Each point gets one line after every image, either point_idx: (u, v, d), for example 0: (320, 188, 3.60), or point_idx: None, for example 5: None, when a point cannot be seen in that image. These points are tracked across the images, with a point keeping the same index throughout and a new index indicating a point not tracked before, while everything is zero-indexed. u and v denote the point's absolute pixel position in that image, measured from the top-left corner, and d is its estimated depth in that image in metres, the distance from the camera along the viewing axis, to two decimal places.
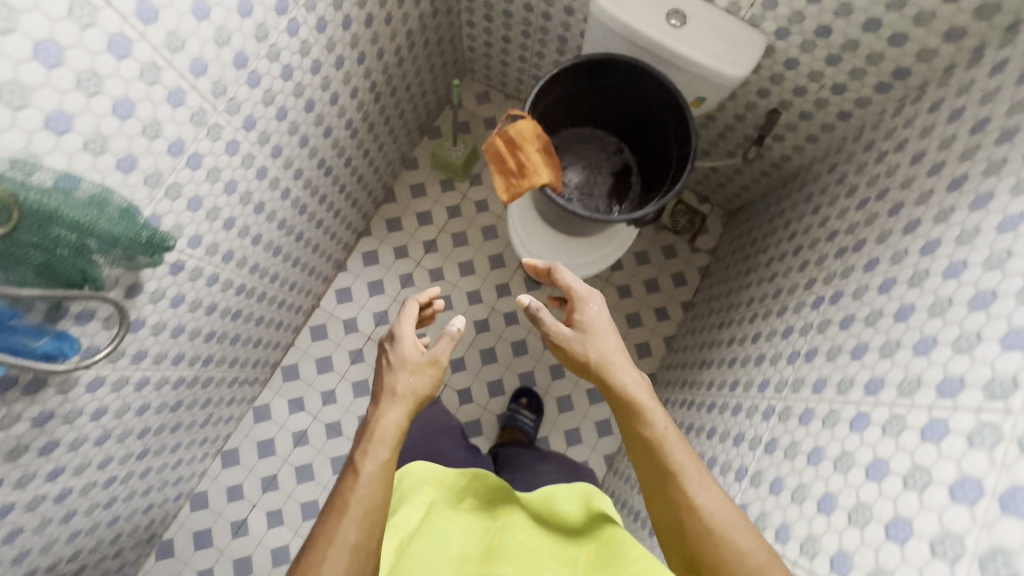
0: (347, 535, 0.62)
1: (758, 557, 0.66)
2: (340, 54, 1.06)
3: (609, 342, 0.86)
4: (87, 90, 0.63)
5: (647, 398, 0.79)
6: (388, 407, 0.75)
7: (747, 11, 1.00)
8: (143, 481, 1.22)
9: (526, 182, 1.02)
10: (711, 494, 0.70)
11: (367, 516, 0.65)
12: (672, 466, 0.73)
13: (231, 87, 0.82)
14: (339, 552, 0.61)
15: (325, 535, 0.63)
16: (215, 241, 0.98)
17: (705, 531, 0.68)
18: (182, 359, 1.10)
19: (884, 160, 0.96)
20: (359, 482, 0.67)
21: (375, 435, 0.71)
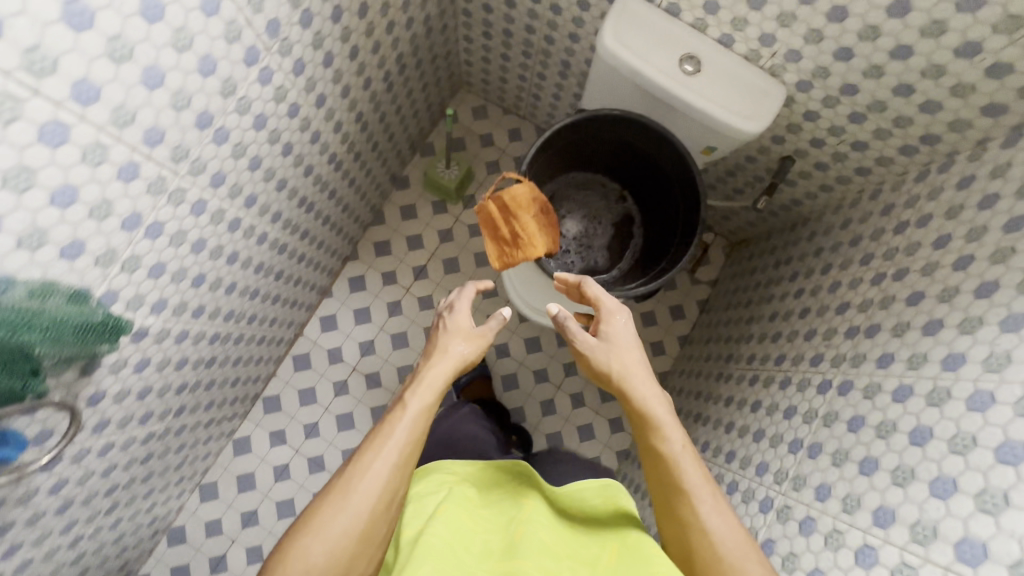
0: (387, 457, 0.68)
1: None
2: (321, 92, 0.96)
3: (634, 355, 0.80)
4: (18, 186, 0.54)
5: (667, 413, 0.75)
6: (440, 360, 0.80)
7: (768, 61, 0.95)
8: (114, 531, 1.13)
9: (520, 254, 0.88)
10: (724, 520, 0.67)
11: (404, 449, 0.69)
12: (685, 485, 0.70)
13: (194, 148, 0.74)
14: (374, 470, 0.66)
15: (366, 453, 0.68)
16: (182, 300, 0.90)
17: (713, 556, 0.66)
18: (152, 415, 1.01)
19: (902, 234, 0.93)
20: (404, 417, 0.72)
21: (424, 381, 0.76)
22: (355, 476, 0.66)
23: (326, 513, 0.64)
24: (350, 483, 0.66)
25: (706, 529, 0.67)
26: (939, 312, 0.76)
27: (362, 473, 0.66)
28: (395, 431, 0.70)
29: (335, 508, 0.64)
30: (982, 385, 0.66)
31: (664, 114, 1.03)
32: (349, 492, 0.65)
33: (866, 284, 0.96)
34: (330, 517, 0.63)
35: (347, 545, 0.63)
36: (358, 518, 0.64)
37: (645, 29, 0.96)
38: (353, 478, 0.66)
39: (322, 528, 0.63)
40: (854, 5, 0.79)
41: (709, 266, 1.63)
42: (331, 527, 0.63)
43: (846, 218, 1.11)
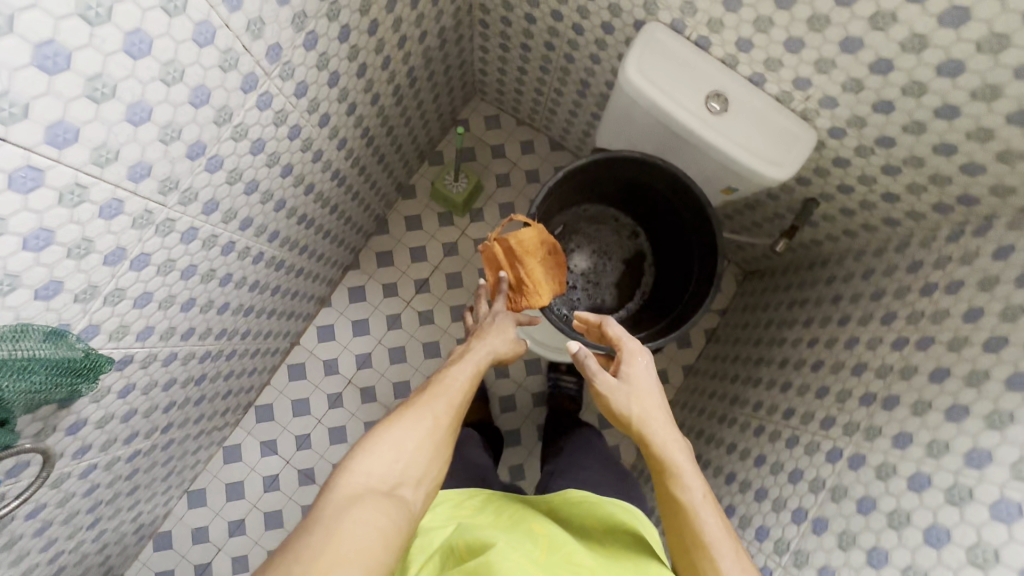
0: (459, 388, 0.75)
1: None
2: (325, 111, 0.91)
3: (652, 402, 0.76)
4: None
5: (690, 463, 0.70)
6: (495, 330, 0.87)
7: (800, 104, 0.89)
8: (98, 543, 1.11)
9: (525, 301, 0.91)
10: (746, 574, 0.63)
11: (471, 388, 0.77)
12: (705, 538, 0.64)
13: (184, 179, 0.69)
14: (450, 394, 0.74)
15: (442, 384, 0.75)
16: (171, 325, 0.86)
17: None
18: (138, 435, 0.98)
19: (929, 298, 0.88)
20: (469, 363, 0.79)
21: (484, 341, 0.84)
22: (433, 395, 0.73)
23: (408, 419, 0.69)
24: (430, 400, 0.72)
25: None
26: (964, 398, 0.72)
27: (441, 393, 0.73)
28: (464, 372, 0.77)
29: (416, 416, 0.70)
30: (1009, 492, 0.64)
31: (684, 151, 0.97)
32: (428, 404, 0.71)
33: (885, 347, 0.91)
34: (413, 423, 0.69)
35: (427, 447, 0.68)
36: (436, 426, 0.70)
37: (671, 62, 0.91)
38: (432, 396, 0.73)
39: (406, 429, 0.68)
40: (900, 60, 0.73)
41: (720, 294, 1.57)
42: (415, 430, 0.68)
43: (869, 268, 1.06)
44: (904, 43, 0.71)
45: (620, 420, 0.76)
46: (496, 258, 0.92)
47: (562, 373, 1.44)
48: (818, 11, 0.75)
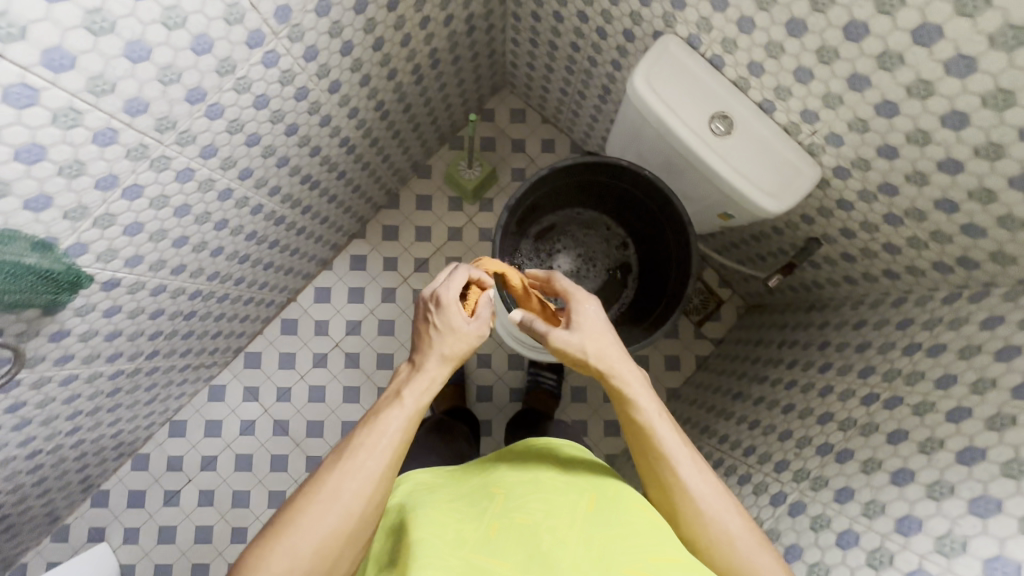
0: (378, 459, 0.60)
1: (747, 542, 0.61)
2: (335, 78, 0.95)
3: (604, 339, 0.70)
4: None
5: (640, 384, 0.68)
6: (438, 349, 0.68)
7: (807, 137, 0.86)
8: (76, 450, 1.18)
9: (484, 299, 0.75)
10: (707, 480, 0.63)
11: (398, 452, 0.62)
12: (664, 452, 0.64)
13: (182, 121, 0.74)
14: (365, 471, 0.60)
15: (360, 451, 0.60)
16: (162, 258, 0.92)
17: (698, 518, 0.62)
18: (121, 355, 1.04)
19: (909, 357, 0.84)
20: (399, 413, 0.63)
21: (420, 375, 0.66)
22: (340, 478, 0.59)
23: (307, 518, 0.57)
24: (337, 485, 0.59)
25: (689, 488, 0.63)
26: (913, 463, 0.72)
27: (354, 475, 0.59)
28: (388, 434, 0.62)
29: (318, 511, 0.57)
30: (926, 564, 0.66)
31: (686, 171, 0.95)
32: (333, 494, 0.58)
33: (855, 401, 0.87)
34: (314, 524, 0.57)
35: (337, 542, 0.58)
36: (346, 520, 0.58)
37: (680, 77, 0.89)
38: (341, 482, 0.59)
39: (311, 525, 0.57)
40: (906, 105, 0.72)
41: (718, 322, 1.51)
42: (316, 532, 0.57)
43: (862, 318, 1.01)
44: (910, 88, 0.70)
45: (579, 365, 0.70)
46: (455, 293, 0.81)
47: (541, 369, 1.43)
48: (827, 43, 0.73)
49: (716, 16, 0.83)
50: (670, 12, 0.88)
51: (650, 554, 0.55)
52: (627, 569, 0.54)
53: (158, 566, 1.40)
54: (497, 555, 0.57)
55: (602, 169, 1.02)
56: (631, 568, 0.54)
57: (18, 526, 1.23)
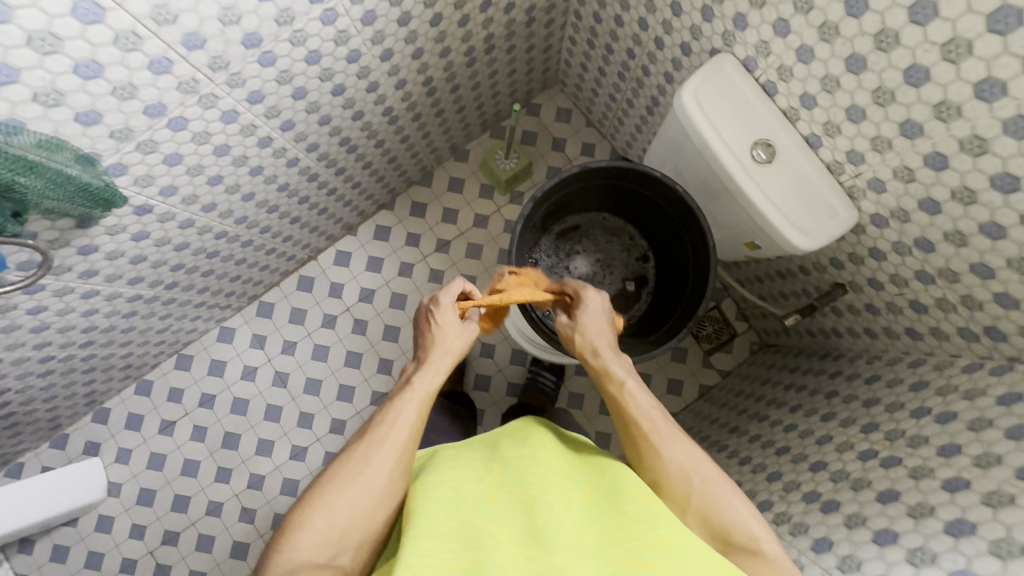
0: (403, 433, 0.65)
1: (705, 481, 0.63)
2: (389, 47, 0.96)
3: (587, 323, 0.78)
4: (41, 48, 0.60)
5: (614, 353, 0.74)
6: (449, 342, 0.75)
7: (849, 179, 0.85)
8: (85, 363, 1.22)
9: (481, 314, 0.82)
10: (666, 428, 0.66)
11: (420, 427, 0.67)
12: (625, 405, 0.69)
13: (235, 63, 0.76)
14: (391, 440, 0.64)
15: (383, 424, 0.65)
16: (195, 194, 0.94)
17: (657, 462, 0.64)
18: (142, 281, 1.08)
19: (915, 420, 0.81)
20: (415, 393, 0.69)
21: (435, 362, 0.73)
22: (368, 451, 0.63)
23: (339, 488, 0.60)
24: (365, 458, 0.62)
25: (649, 435, 0.66)
26: (898, 525, 0.70)
27: (380, 443, 0.63)
28: (411, 409, 0.67)
29: (348, 482, 0.61)
30: None
31: (720, 194, 0.94)
32: (363, 466, 0.62)
33: (852, 455, 0.85)
34: (346, 495, 0.60)
35: (367, 509, 0.60)
36: (376, 487, 0.61)
37: (731, 99, 0.87)
38: (368, 452, 0.63)
39: (344, 496, 0.60)
40: (956, 159, 0.70)
41: (728, 355, 1.48)
42: (350, 503, 0.60)
43: (876, 373, 0.98)
44: (964, 142, 0.68)
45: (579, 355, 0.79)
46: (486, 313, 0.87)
47: (543, 369, 1.42)
48: (885, 84, 0.72)
49: (776, 41, 0.81)
50: (730, 31, 0.87)
51: (643, 540, 0.54)
52: (619, 557, 0.53)
53: (143, 490, 1.45)
54: (493, 520, 0.58)
55: (635, 179, 1.03)
56: (624, 556, 0.53)
57: (21, 426, 1.29)
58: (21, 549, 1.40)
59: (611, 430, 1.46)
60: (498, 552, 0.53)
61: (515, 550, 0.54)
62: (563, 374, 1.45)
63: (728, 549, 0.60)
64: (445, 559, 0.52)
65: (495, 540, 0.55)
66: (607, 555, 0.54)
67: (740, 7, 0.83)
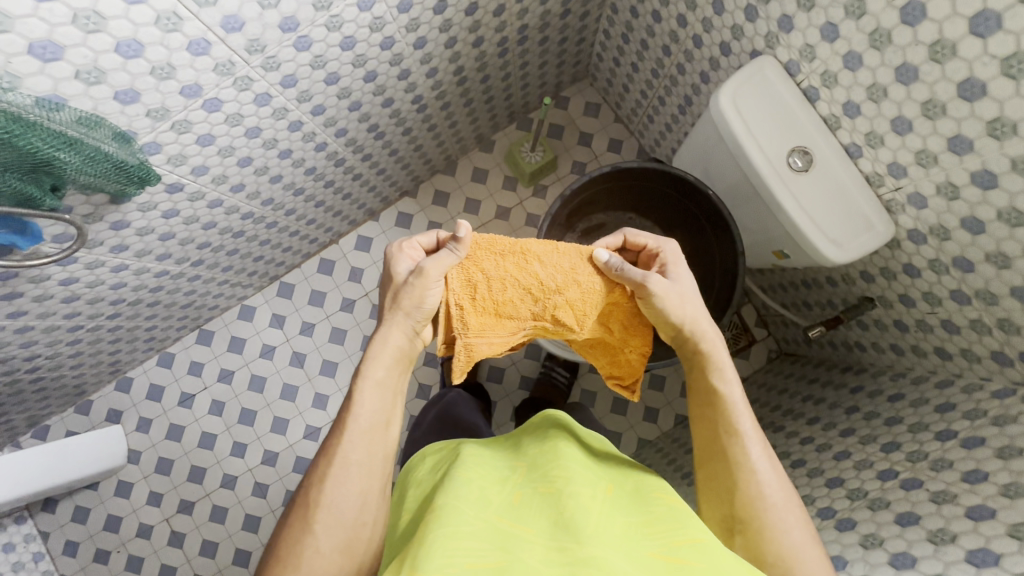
0: (352, 449, 0.67)
1: (798, 538, 0.65)
2: (423, 35, 0.96)
3: (698, 305, 0.75)
4: (85, 27, 0.61)
5: (728, 361, 0.75)
6: (396, 323, 0.74)
7: (888, 192, 0.82)
8: (112, 333, 1.25)
9: (465, 256, 0.75)
10: (770, 467, 0.69)
11: (372, 429, 0.69)
12: (738, 426, 0.70)
13: (271, 46, 0.76)
14: (336, 473, 0.66)
15: (329, 456, 0.67)
16: (225, 174, 0.95)
17: (756, 495, 0.67)
18: (169, 257, 1.10)
19: (940, 443, 0.79)
20: (356, 409, 0.69)
21: (378, 353, 0.73)
22: (318, 486, 0.65)
23: (298, 536, 0.63)
24: (316, 496, 0.65)
25: (755, 466, 0.68)
26: (917, 549, 0.69)
27: (326, 479, 0.66)
28: (357, 419, 0.69)
29: (305, 527, 0.64)
30: None
31: (753, 200, 0.92)
32: (319, 498, 0.65)
33: (871, 473, 0.83)
34: (307, 540, 0.63)
35: (331, 543, 0.63)
36: (336, 520, 0.64)
37: (770, 104, 0.85)
38: (318, 491, 0.65)
39: (305, 542, 0.63)
40: (1007, 179, 0.67)
41: (745, 361, 1.46)
42: (313, 544, 0.63)
43: (900, 392, 0.96)
44: (1016, 161, 0.65)
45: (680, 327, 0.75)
46: (506, 271, 0.76)
47: (557, 365, 1.42)
48: (936, 96, 0.69)
49: (823, 46, 0.79)
50: (774, 33, 0.84)
51: (670, 536, 0.55)
52: (650, 551, 0.53)
53: (161, 459, 1.49)
54: (521, 518, 0.58)
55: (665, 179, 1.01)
56: (655, 550, 0.53)
57: (49, 390, 1.33)
58: (45, 508, 1.45)
59: (621, 430, 1.46)
60: (529, 548, 0.53)
61: (544, 541, 0.54)
62: (577, 371, 1.45)
63: None
64: (477, 555, 0.51)
65: (525, 537, 0.55)
66: (638, 548, 0.54)
67: (787, 9, 0.80)
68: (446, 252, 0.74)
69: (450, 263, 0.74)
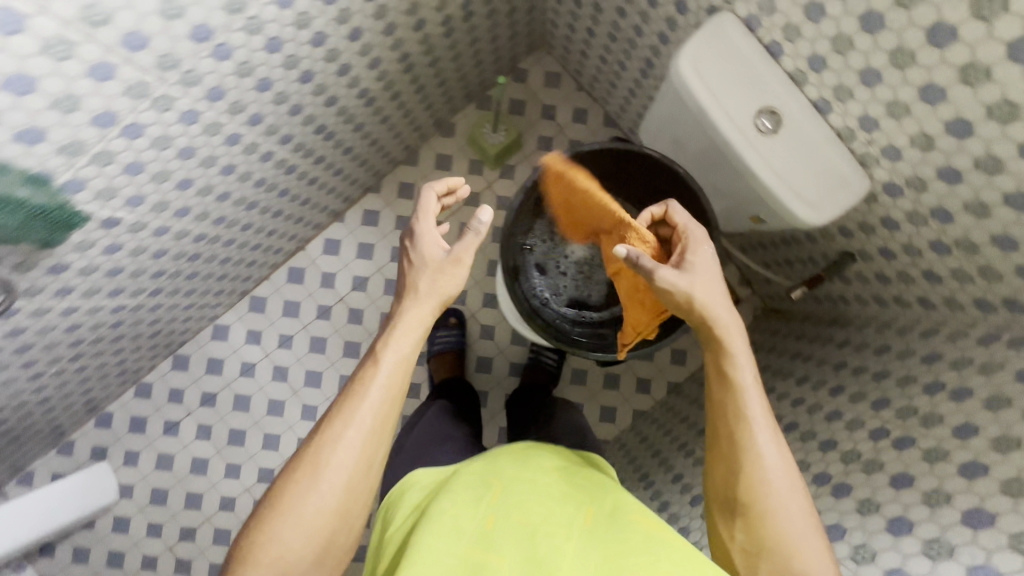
0: (367, 416, 0.67)
1: (799, 523, 0.65)
2: (356, 26, 0.89)
3: (715, 287, 0.74)
4: None
5: (743, 345, 0.72)
6: (423, 295, 0.75)
7: (861, 146, 0.78)
8: (78, 374, 1.20)
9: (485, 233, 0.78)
10: (779, 453, 0.67)
11: (388, 405, 0.69)
12: (746, 411, 0.68)
13: (186, 61, 0.70)
14: (346, 442, 0.65)
15: (340, 420, 0.66)
16: (165, 200, 0.89)
17: (760, 479, 0.66)
18: (123, 291, 1.04)
19: (928, 397, 0.78)
20: (378, 373, 0.69)
21: (403, 325, 0.73)
22: (327, 450, 0.65)
23: (297, 494, 0.64)
24: (320, 458, 0.65)
25: (760, 452, 0.67)
26: (914, 514, 0.70)
27: (334, 446, 0.65)
28: (374, 391, 0.68)
29: (309, 484, 0.64)
30: None
31: (724, 166, 0.88)
32: (325, 463, 0.64)
33: (863, 433, 0.83)
34: (309, 496, 0.63)
35: (328, 511, 0.64)
36: (336, 489, 0.64)
37: (732, 63, 0.80)
38: (323, 455, 0.65)
39: (302, 503, 0.63)
40: (983, 126, 0.64)
41: None
42: (311, 509, 0.63)
43: (886, 344, 0.95)
44: (992, 108, 0.62)
45: (688, 311, 0.74)
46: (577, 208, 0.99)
47: (544, 349, 1.40)
48: (904, 44, 0.65)
49: None
50: None
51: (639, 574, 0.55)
52: None
53: (155, 490, 1.46)
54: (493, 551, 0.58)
55: (628, 159, 0.98)
56: None
57: (23, 438, 1.28)
58: (43, 553, 1.43)
59: (615, 405, 1.45)
60: None
61: None
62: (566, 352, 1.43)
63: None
64: None
65: None
66: None
67: None
68: (470, 233, 0.76)
69: (474, 246, 0.76)
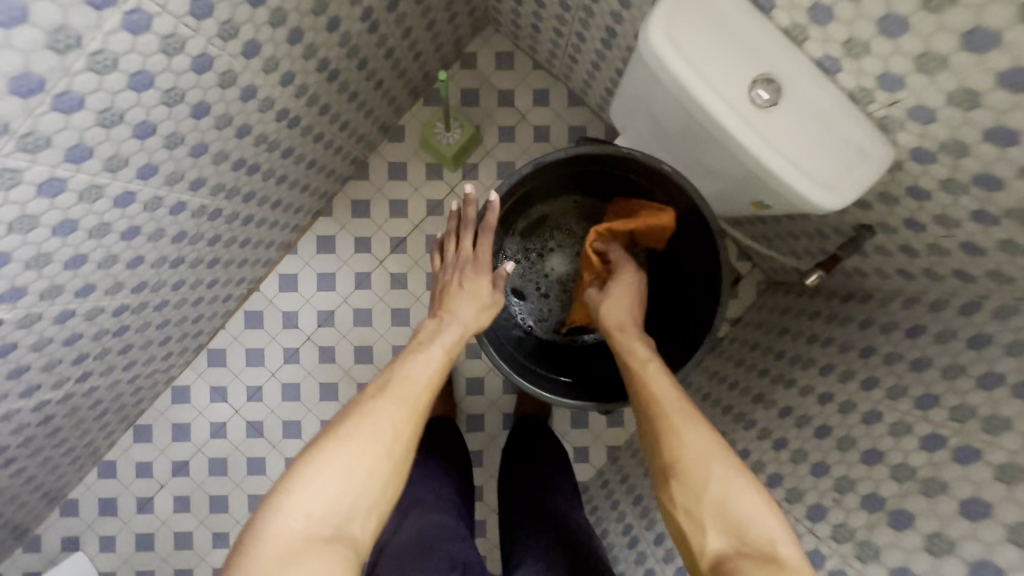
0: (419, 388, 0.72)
1: (732, 481, 0.65)
2: (250, 38, 0.72)
3: (622, 303, 0.87)
4: None
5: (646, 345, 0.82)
6: (470, 306, 0.84)
7: (880, 109, 0.65)
8: (20, 474, 1.07)
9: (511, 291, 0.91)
10: (698, 424, 0.70)
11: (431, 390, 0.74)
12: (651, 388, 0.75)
13: (15, 121, 0.55)
14: (407, 400, 0.70)
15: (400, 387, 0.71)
16: (56, 283, 0.74)
17: (679, 445, 0.69)
18: (40, 386, 0.89)
19: (986, 394, 0.67)
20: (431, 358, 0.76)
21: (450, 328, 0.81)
22: (383, 405, 0.69)
23: (353, 437, 0.66)
24: (379, 408, 0.68)
25: (675, 422, 0.70)
26: (998, 554, 0.60)
27: (395, 403, 0.69)
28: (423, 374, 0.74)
29: (372, 428, 0.66)
30: None
31: (716, 149, 0.74)
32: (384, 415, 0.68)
33: (912, 441, 0.72)
34: (365, 443, 0.65)
35: (380, 467, 0.65)
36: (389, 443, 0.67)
37: (715, 25, 0.65)
38: (382, 408, 0.68)
39: (357, 450, 0.65)
40: None
41: (736, 301, 1.33)
42: (365, 461, 0.65)
43: (918, 324, 0.82)
44: None
45: (602, 327, 0.88)
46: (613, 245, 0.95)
47: None
48: None
49: None
50: None
51: None
52: None
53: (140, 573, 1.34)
54: None
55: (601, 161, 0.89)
56: None
57: None
58: None
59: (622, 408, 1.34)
60: None
61: None
62: None
63: (739, 537, 0.62)
64: None
65: None
66: None
67: None
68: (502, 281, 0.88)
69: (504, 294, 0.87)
